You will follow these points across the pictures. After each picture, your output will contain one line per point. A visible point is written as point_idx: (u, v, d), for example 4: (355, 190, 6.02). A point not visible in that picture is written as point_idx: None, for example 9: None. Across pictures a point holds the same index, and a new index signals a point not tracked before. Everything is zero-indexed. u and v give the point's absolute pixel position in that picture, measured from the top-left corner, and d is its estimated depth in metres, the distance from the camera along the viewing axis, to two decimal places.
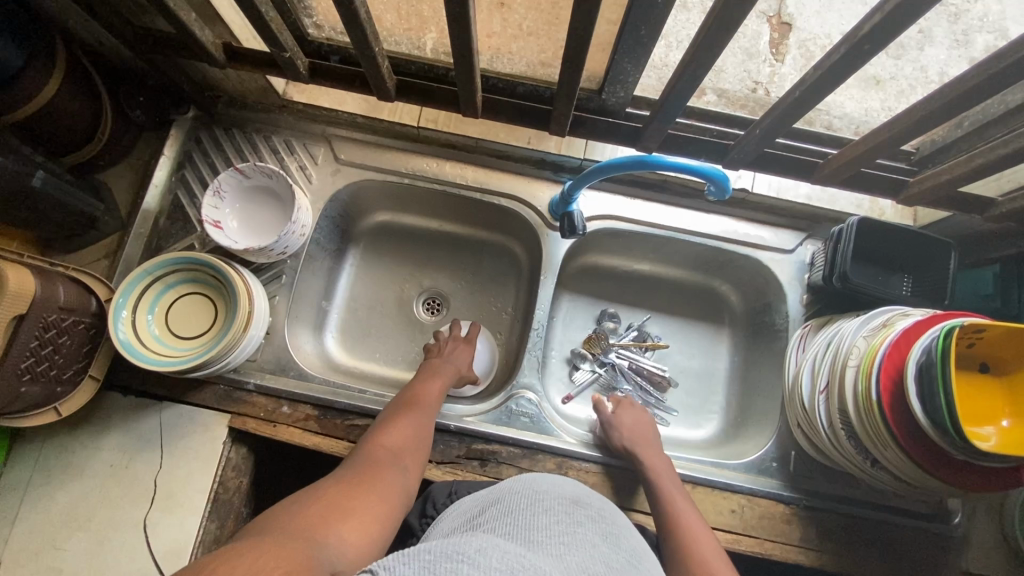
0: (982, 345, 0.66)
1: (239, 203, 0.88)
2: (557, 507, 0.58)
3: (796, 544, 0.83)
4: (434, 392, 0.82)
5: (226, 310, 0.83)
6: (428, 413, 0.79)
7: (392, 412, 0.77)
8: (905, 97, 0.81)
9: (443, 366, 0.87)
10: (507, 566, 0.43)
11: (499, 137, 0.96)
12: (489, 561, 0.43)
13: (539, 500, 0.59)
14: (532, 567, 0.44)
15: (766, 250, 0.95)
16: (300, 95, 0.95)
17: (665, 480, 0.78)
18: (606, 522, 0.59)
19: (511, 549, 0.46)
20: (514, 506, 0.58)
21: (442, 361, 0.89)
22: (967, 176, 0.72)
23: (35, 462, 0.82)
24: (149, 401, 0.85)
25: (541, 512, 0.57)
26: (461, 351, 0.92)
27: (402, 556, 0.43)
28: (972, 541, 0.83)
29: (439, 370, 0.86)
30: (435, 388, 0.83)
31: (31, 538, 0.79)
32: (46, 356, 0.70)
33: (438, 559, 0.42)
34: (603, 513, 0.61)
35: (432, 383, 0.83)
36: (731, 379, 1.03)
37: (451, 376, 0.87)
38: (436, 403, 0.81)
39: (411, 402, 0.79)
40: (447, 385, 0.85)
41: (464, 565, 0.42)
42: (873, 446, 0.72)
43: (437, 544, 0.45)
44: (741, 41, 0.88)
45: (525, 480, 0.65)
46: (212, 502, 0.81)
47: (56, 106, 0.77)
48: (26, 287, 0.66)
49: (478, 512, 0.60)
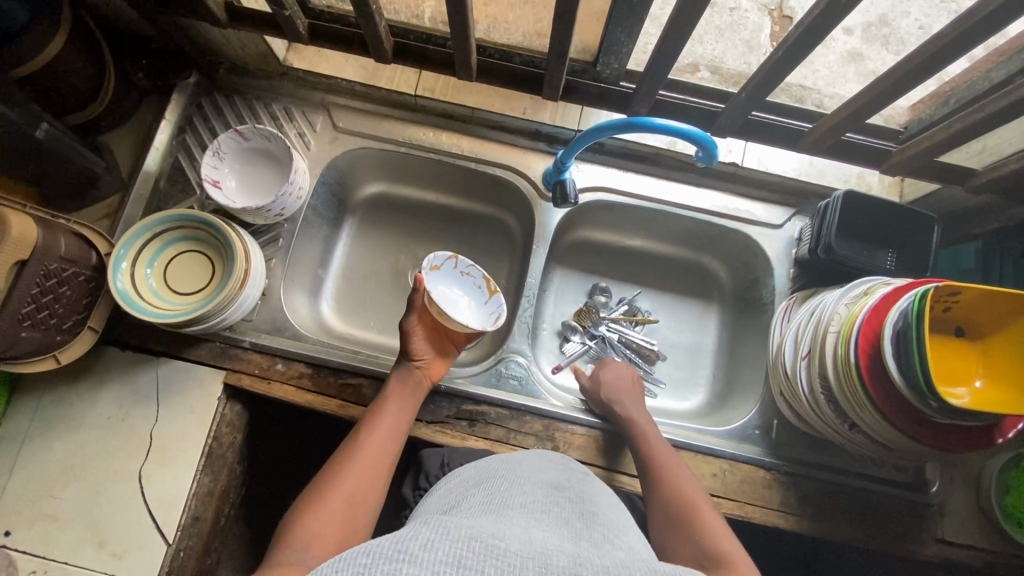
0: (960, 308, 0.68)
1: (239, 163, 0.90)
2: (525, 491, 0.55)
3: (775, 508, 0.85)
4: (379, 444, 0.70)
5: (223, 268, 0.85)
6: (371, 479, 0.66)
7: (326, 475, 0.66)
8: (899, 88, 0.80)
9: (391, 396, 0.76)
10: (451, 556, 0.38)
11: (494, 106, 1.00)
12: (432, 556, 0.38)
13: (518, 481, 0.57)
14: (483, 550, 0.39)
15: (755, 225, 0.97)
16: (301, 61, 0.99)
17: (658, 446, 0.78)
18: (585, 501, 0.56)
19: (463, 536, 0.41)
20: (492, 487, 0.56)
21: (392, 391, 0.78)
22: (947, 142, 0.75)
23: (34, 413, 0.84)
24: (146, 357, 0.86)
25: (515, 495, 0.54)
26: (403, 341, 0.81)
27: (338, 563, 0.38)
28: (948, 509, 0.85)
29: (385, 411, 0.74)
30: (379, 440, 0.70)
31: (28, 486, 0.81)
32: (46, 304, 0.72)
33: (375, 562, 0.37)
34: (582, 494, 0.58)
35: (381, 435, 0.71)
36: (718, 353, 1.05)
37: (401, 415, 0.75)
38: (382, 462, 0.69)
39: (348, 465, 0.66)
40: (398, 428, 0.73)
41: (402, 565, 0.37)
42: (851, 409, 0.74)
43: (374, 544, 0.40)
44: (741, 33, 0.83)
45: (505, 460, 0.64)
46: (206, 456, 0.83)
47: (61, 63, 0.79)
48: (29, 234, 0.68)
49: (458, 493, 0.57)
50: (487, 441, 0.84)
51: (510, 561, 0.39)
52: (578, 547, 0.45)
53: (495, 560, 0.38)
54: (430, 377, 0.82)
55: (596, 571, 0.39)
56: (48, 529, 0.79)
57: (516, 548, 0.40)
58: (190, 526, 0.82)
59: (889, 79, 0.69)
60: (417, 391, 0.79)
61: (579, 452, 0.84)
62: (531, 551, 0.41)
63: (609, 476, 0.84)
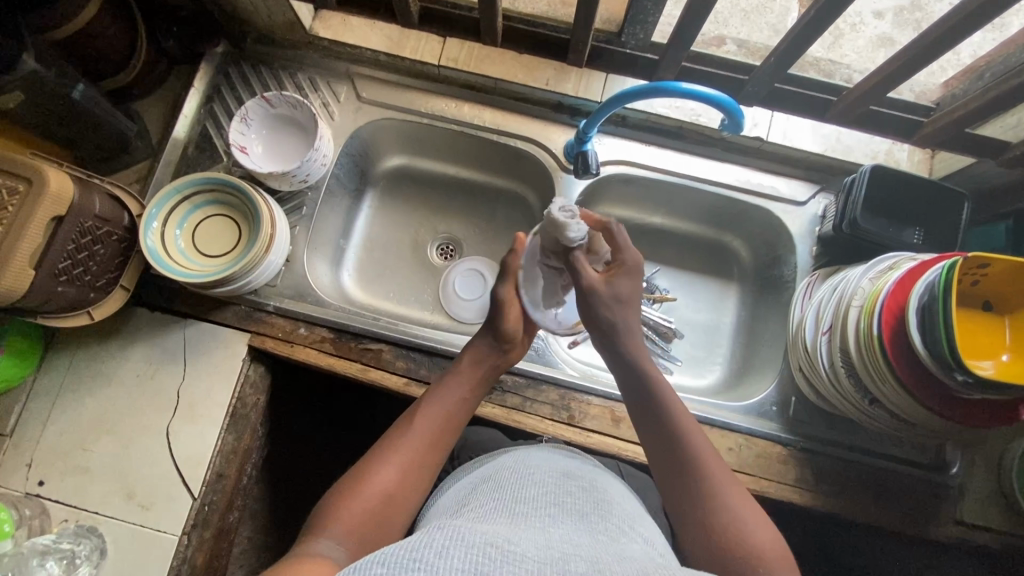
0: (988, 282, 0.67)
1: (266, 130, 0.92)
2: (539, 484, 0.55)
3: (790, 483, 0.84)
4: (432, 434, 0.63)
5: (249, 232, 0.87)
6: (415, 472, 0.61)
7: (371, 457, 0.61)
8: (937, 77, 0.87)
9: (460, 377, 0.70)
10: (468, 563, 0.37)
11: (517, 76, 0.96)
12: (445, 564, 0.37)
13: (530, 472, 0.58)
14: (498, 556, 0.38)
15: (778, 201, 0.95)
16: (325, 31, 0.97)
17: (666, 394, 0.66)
18: (599, 491, 0.57)
19: (477, 541, 0.41)
20: (503, 482, 0.56)
21: (462, 371, 0.71)
22: (982, 110, 0.74)
23: (66, 370, 0.87)
24: (174, 318, 0.88)
25: (528, 488, 0.54)
26: (496, 317, 0.75)
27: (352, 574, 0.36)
28: (968, 490, 0.84)
29: (449, 395, 0.68)
30: (435, 429, 0.64)
31: (61, 438, 0.84)
32: (81, 261, 0.75)
33: (391, 571, 0.36)
34: (594, 483, 0.59)
35: (437, 416, 0.65)
36: (737, 332, 1.04)
37: (462, 404, 0.68)
38: (431, 454, 0.62)
39: (395, 452, 0.61)
40: (459, 411, 0.67)
41: (418, 573, 0.35)
42: (872, 383, 0.74)
43: (387, 553, 0.38)
44: (768, 17, 0.89)
45: (516, 454, 0.64)
46: (231, 415, 0.86)
47: (95, 28, 0.81)
48: (68, 191, 0.70)
49: (469, 491, 0.57)
50: (502, 408, 0.85)
51: (527, 566, 0.38)
52: (594, 545, 0.44)
53: (512, 564, 0.38)
54: (508, 358, 0.77)
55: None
56: (79, 480, 0.82)
57: (532, 554, 0.40)
58: (214, 483, 0.84)
59: (921, 43, 0.69)
60: (489, 372, 0.73)
61: (595, 421, 0.85)
62: (548, 558, 0.40)
63: (623, 447, 0.84)
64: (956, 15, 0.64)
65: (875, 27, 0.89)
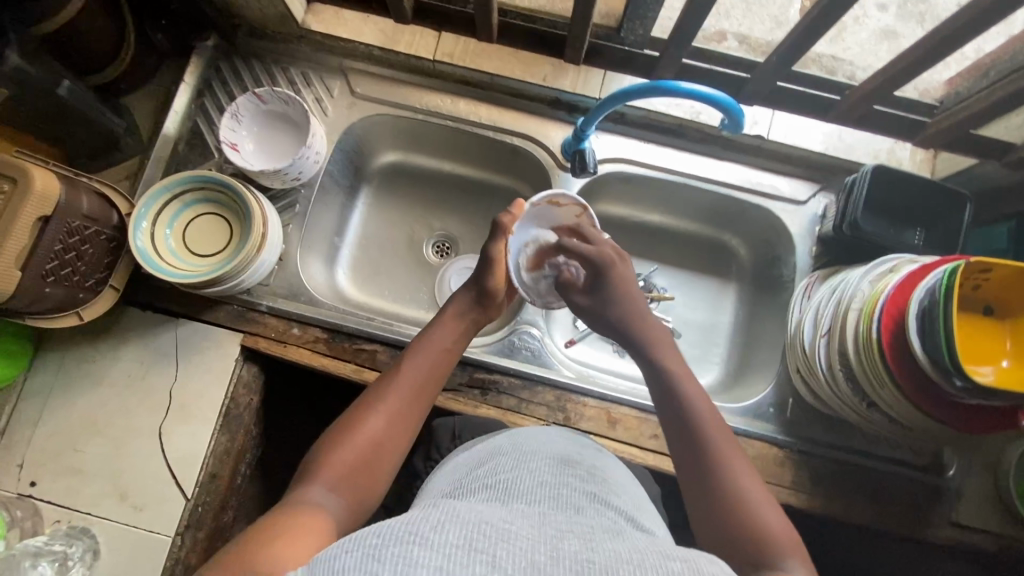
0: (991, 287, 0.66)
1: (258, 127, 0.91)
2: (537, 468, 0.54)
3: (786, 485, 0.84)
4: (419, 383, 0.63)
5: (240, 230, 0.85)
6: (402, 421, 0.60)
7: (358, 407, 0.60)
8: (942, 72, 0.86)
9: (444, 326, 0.70)
10: (465, 538, 0.36)
11: (514, 73, 0.95)
12: (442, 537, 0.36)
13: (528, 455, 0.56)
14: (494, 533, 0.37)
15: (778, 201, 0.94)
16: (318, 24, 0.96)
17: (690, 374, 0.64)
18: (598, 476, 0.56)
19: (473, 518, 0.39)
20: (499, 466, 0.55)
21: (447, 320, 0.71)
22: (988, 111, 0.74)
23: (57, 370, 0.86)
24: (166, 318, 0.87)
25: (525, 471, 0.53)
26: (483, 272, 0.75)
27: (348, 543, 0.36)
28: (965, 493, 0.84)
29: (432, 345, 0.67)
30: (419, 379, 0.63)
31: (51, 439, 0.83)
32: (68, 261, 0.73)
33: (385, 543, 0.35)
34: (592, 467, 0.57)
35: (421, 363, 0.64)
36: (735, 331, 1.03)
37: (446, 354, 0.68)
38: (418, 401, 0.62)
39: (383, 402, 0.60)
40: (444, 363, 0.67)
41: (413, 547, 0.34)
42: (870, 387, 0.73)
43: (388, 522, 0.37)
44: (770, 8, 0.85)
45: (514, 435, 0.63)
46: (224, 415, 0.85)
47: (81, 22, 0.79)
48: (53, 190, 0.69)
49: (463, 474, 0.56)
50: (499, 409, 0.85)
51: (520, 544, 0.36)
52: (592, 528, 0.43)
53: (505, 543, 0.36)
54: (490, 316, 0.76)
55: (611, 558, 0.36)
56: (71, 481, 0.82)
57: (526, 532, 0.38)
58: (208, 483, 0.84)
59: (927, 44, 0.68)
60: (472, 324, 0.73)
61: (591, 423, 0.84)
62: (545, 537, 0.39)
63: (619, 448, 0.84)
64: (967, 13, 0.63)
65: (879, 17, 0.87)
